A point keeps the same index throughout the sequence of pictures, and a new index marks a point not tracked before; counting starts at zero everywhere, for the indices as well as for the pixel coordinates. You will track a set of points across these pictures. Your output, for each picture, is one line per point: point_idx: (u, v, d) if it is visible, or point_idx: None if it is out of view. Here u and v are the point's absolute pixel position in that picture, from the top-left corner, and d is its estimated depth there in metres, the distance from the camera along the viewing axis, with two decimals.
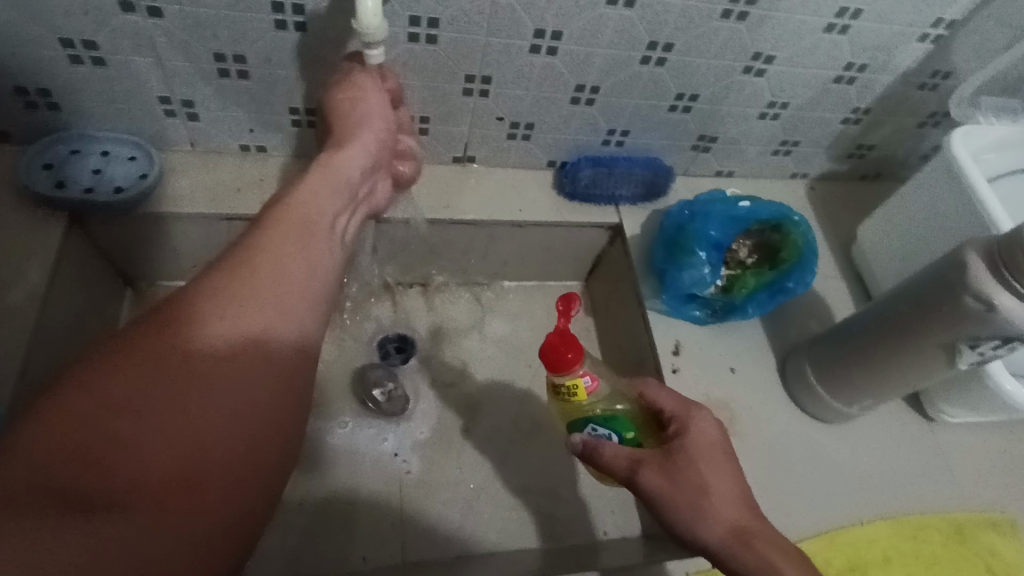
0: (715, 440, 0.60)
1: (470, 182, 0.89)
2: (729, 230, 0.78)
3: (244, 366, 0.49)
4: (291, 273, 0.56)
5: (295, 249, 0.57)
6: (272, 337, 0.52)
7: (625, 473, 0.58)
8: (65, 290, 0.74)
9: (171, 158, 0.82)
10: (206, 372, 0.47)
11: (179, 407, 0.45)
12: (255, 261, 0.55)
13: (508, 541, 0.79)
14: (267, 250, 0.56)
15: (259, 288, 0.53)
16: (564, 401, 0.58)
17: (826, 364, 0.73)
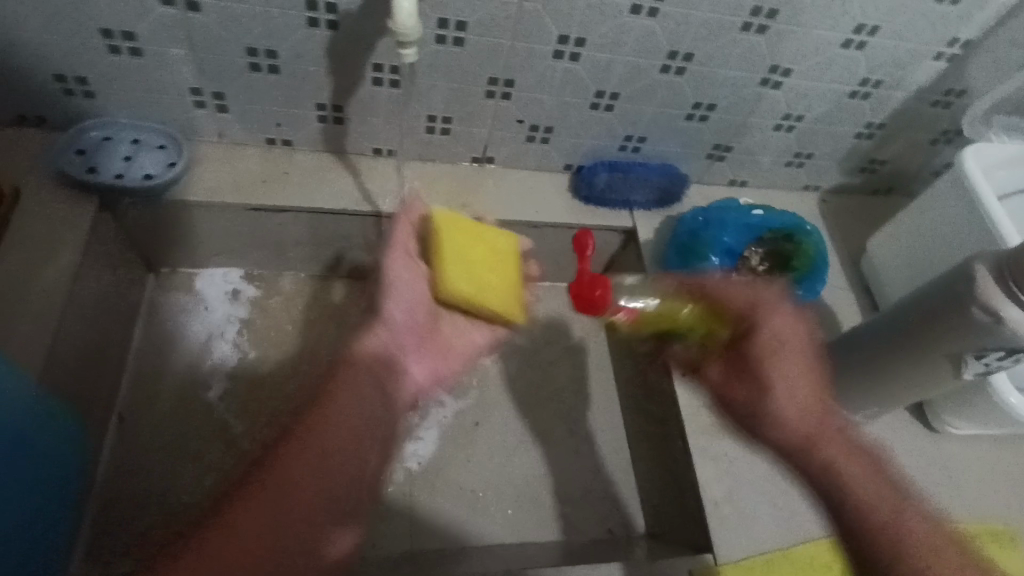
0: (789, 327, 0.60)
1: (488, 182, 0.90)
2: (743, 238, 0.80)
3: (307, 509, 0.59)
4: (343, 406, 0.65)
5: (343, 407, 0.65)
6: (336, 439, 0.63)
7: (739, 306, 0.61)
8: (94, 272, 0.76)
9: (198, 148, 0.84)
10: (297, 470, 0.60)
11: (284, 497, 0.58)
12: (313, 406, 0.65)
13: (515, 536, 0.80)
14: (323, 396, 0.66)
15: (313, 442, 0.62)
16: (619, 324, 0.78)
17: (834, 371, 0.74)
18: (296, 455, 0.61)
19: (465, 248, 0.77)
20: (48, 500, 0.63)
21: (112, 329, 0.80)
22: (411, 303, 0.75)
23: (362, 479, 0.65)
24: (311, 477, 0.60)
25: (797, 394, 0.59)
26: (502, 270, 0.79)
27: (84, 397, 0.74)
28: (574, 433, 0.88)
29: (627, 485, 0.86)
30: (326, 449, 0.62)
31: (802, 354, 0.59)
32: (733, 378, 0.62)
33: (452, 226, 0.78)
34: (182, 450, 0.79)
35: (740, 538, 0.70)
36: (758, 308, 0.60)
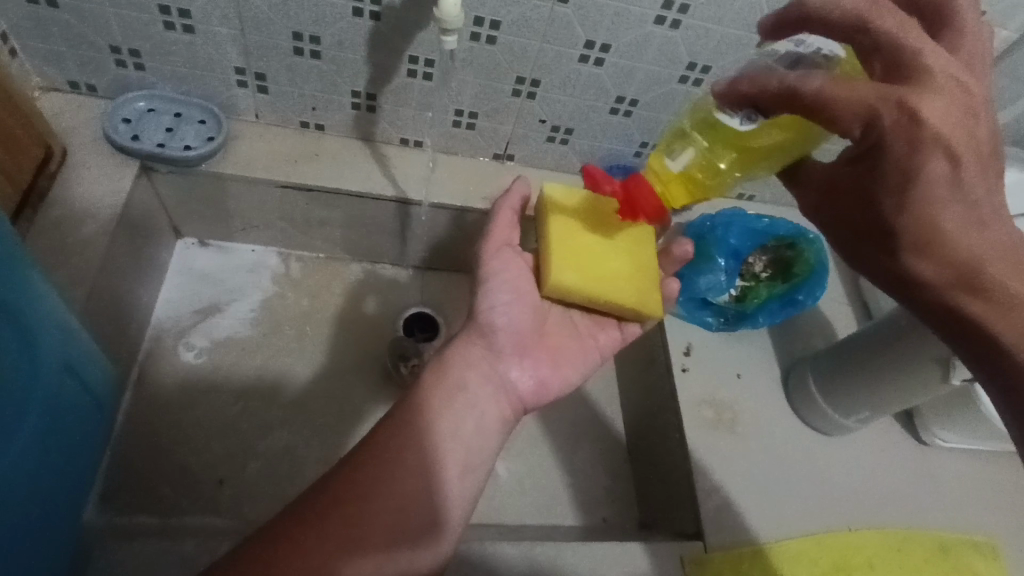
0: (947, 117, 0.41)
1: (507, 178, 0.95)
2: (747, 242, 0.84)
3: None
4: (401, 461, 0.59)
5: (405, 461, 0.59)
6: (396, 502, 0.57)
7: (858, 120, 0.42)
8: (129, 233, 0.80)
9: (235, 126, 0.88)
10: (341, 528, 0.54)
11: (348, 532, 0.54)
12: (370, 456, 0.59)
13: (511, 517, 0.82)
14: (385, 443, 0.60)
15: (363, 504, 0.56)
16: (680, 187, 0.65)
17: (828, 375, 0.77)
18: (347, 520, 0.55)
19: (578, 238, 0.70)
20: (79, 438, 0.66)
21: (140, 290, 0.83)
22: (512, 304, 0.68)
23: (431, 542, 0.58)
24: (357, 545, 0.54)
25: (976, 218, 0.42)
26: (625, 257, 0.70)
27: (111, 350, 0.78)
28: (574, 424, 0.91)
29: (622, 476, 0.88)
30: (381, 515, 0.56)
31: (959, 156, 0.41)
32: (865, 248, 0.47)
33: (563, 212, 0.70)
34: (197, 412, 0.82)
35: (729, 529, 0.72)
36: (935, 83, 0.41)
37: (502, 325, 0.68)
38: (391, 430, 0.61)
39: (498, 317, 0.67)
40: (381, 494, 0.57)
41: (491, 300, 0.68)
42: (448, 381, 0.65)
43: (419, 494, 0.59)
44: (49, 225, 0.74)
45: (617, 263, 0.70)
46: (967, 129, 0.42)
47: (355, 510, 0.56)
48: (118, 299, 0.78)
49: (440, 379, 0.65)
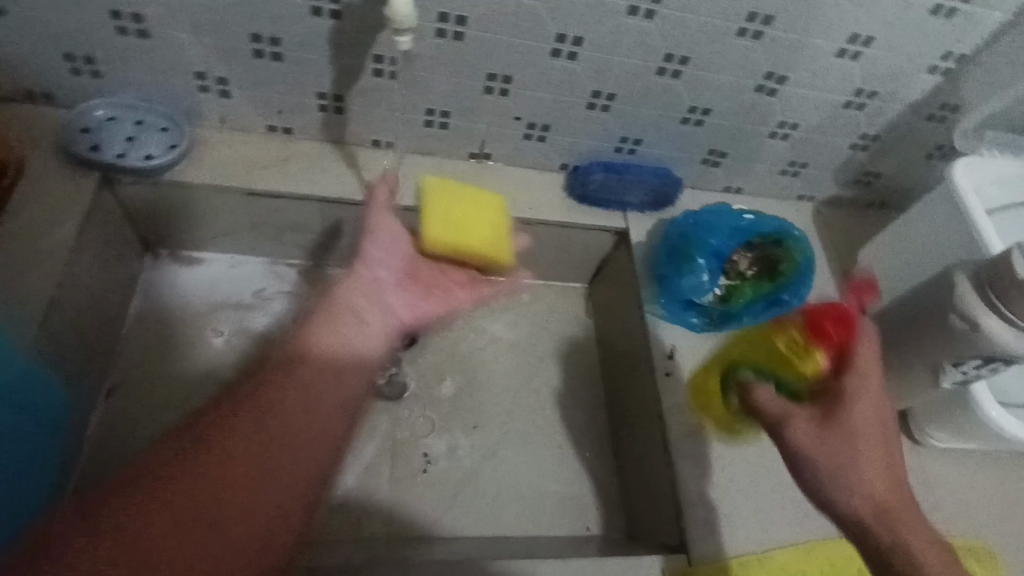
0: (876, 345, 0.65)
1: (485, 178, 0.92)
2: (730, 241, 0.82)
3: (252, 502, 0.57)
4: (295, 394, 0.63)
5: (297, 391, 0.64)
6: (288, 427, 0.61)
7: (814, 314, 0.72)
8: (92, 245, 0.77)
9: (200, 132, 0.86)
10: (238, 455, 0.58)
11: (213, 470, 0.56)
12: (265, 390, 0.63)
13: (492, 529, 0.80)
14: (278, 379, 0.64)
15: (256, 435, 0.60)
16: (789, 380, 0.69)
17: None
18: (244, 451, 0.58)
19: (450, 207, 0.82)
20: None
21: (108, 304, 0.81)
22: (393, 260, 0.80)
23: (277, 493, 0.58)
24: (260, 473, 0.58)
25: (882, 415, 0.61)
26: (494, 225, 0.84)
27: (77, 369, 0.76)
28: (554, 430, 0.89)
29: (607, 483, 0.86)
30: (276, 444, 0.60)
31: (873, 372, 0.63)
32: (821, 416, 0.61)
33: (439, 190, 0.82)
34: (167, 427, 0.80)
35: (714, 539, 0.70)
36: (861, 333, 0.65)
37: (382, 278, 0.78)
38: (284, 367, 0.65)
39: (380, 271, 0.78)
40: (275, 426, 0.61)
41: (375, 258, 0.78)
42: (336, 330, 0.70)
43: (315, 422, 0.63)
44: (4, 241, 0.72)
45: (487, 226, 0.83)
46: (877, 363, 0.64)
47: (252, 442, 0.59)
48: (83, 315, 0.76)
49: (321, 341, 0.69)
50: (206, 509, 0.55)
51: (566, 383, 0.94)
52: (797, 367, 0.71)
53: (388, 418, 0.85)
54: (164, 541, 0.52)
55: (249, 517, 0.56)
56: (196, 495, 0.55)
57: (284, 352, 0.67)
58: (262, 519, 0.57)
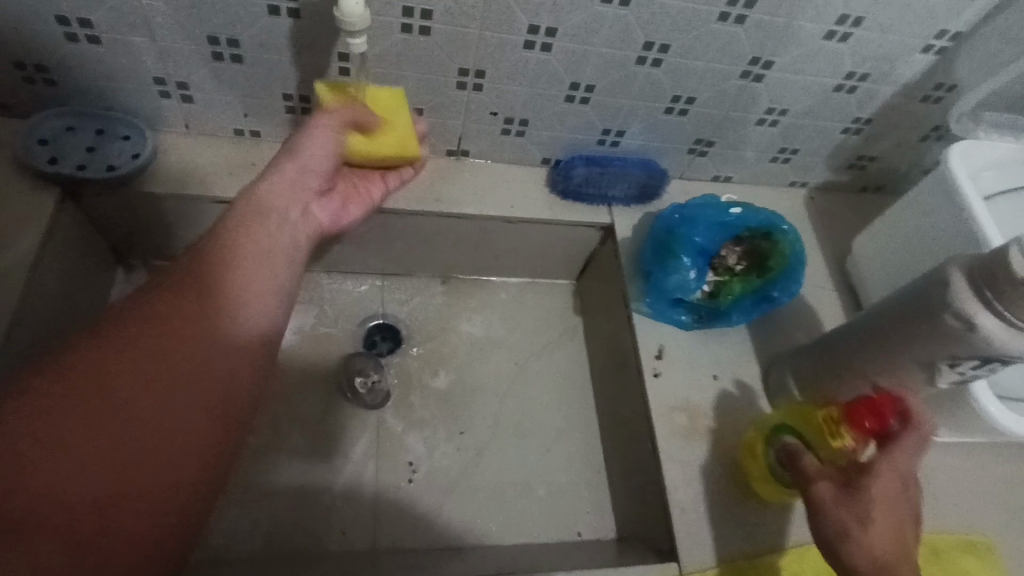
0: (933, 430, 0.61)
1: (463, 175, 0.88)
2: (716, 237, 0.78)
3: (164, 408, 0.54)
4: (219, 285, 0.61)
5: (189, 348, 0.57)
6: (208, 329, 0.58)
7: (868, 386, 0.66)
8: (56, 261, 0.75)
9: (166, 138, 0.83)
10: (132, 422, 0.52)
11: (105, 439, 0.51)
12: (186, 296, 0.59)
13: (480, 536, 0.79)
14: (195, 286, 0.60)
15: (181, 333, 0.57)
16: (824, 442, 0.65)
17: (809, 377, 0.72)
18: (162, 354, 0.56)
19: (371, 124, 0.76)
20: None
21: (77, 320, 0.79)
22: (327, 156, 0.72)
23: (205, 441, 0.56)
24: (186, 369, 0.56)
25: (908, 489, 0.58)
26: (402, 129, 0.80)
27: None
28: (542, 433, 0.87)
29: (598, 485, 0.85)
30: (194, 335, 0.58)
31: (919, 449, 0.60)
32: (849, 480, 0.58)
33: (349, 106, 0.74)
34: None
35: (705, 546, 0.68)
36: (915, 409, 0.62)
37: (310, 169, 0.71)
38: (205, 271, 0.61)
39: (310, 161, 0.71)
40: (201, 321, 0.59)
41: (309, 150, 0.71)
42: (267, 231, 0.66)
43: (232, 331, 0.60)
44: None
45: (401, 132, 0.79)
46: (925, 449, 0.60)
47: (178, 333, 0.57)
48: (50, 334, 0.74)
49: (245, 219, 0.65)
50: (115, 407, 0.52)
51: (554, 384, 0.92)
52: (831, 444, 0.65)
53: (373, 427, 0.83)
54: (78, 429, 0.50)
55: (173, 404, 0.55)
56: (107, 397, 0.53)
57: (202, 248, 0.63)
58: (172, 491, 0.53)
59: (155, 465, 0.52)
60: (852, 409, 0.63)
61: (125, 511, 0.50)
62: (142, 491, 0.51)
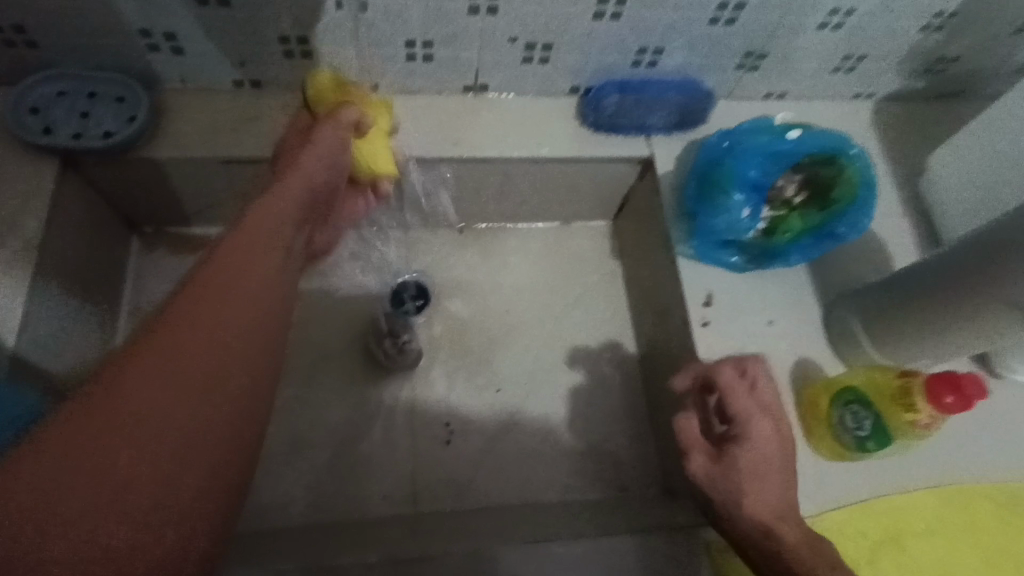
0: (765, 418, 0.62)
1: (483, 113, 0.80)
2: (771, 168, 0.69)
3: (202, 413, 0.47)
4: (242, 271, 0.54)
5: (199, 353, 0.48)
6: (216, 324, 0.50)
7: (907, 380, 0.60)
8: (65, 238, 0.72)
9: (162, 96, 0.76)
10: (157, 429, 0.45)
11: (129, 452, 0.43)
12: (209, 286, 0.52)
13: (522, 494, 0.77)
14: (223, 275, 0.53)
15: (200, 329, 0.49)
16: (893, 411, 0.60)
17: (876, 317, 0.65)
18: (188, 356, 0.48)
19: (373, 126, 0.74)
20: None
21: (97, 295, 0.77)
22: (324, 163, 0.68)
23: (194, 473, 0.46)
24: (217, 362, 0.49)
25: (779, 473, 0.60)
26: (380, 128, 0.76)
27: (73, 369, 0.72)
28: (581, 387, 0.84)
29: (642, 437, 0.81)
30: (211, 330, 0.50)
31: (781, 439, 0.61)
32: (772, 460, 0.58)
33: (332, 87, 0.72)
34: None
35: None
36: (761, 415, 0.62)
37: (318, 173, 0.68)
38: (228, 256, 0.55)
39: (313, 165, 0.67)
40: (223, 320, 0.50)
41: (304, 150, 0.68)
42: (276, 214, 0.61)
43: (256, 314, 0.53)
44: None
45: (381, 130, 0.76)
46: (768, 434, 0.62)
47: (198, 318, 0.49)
48: (72, 313, 0.73)
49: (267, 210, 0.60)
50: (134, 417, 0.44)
51: (591, 335, 0.87)
52: (901, 417, 0.59)
53: (406, 389, 0.81)
54: (105, 463, 0.42)
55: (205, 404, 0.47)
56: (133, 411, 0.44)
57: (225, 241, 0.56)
58: (190, 511, 0.45)
59: (190, 480, 0.45)
60: (928, 384, 0.56)
61: (146, 545, 0.42)
62: (179, 529, 0.44)
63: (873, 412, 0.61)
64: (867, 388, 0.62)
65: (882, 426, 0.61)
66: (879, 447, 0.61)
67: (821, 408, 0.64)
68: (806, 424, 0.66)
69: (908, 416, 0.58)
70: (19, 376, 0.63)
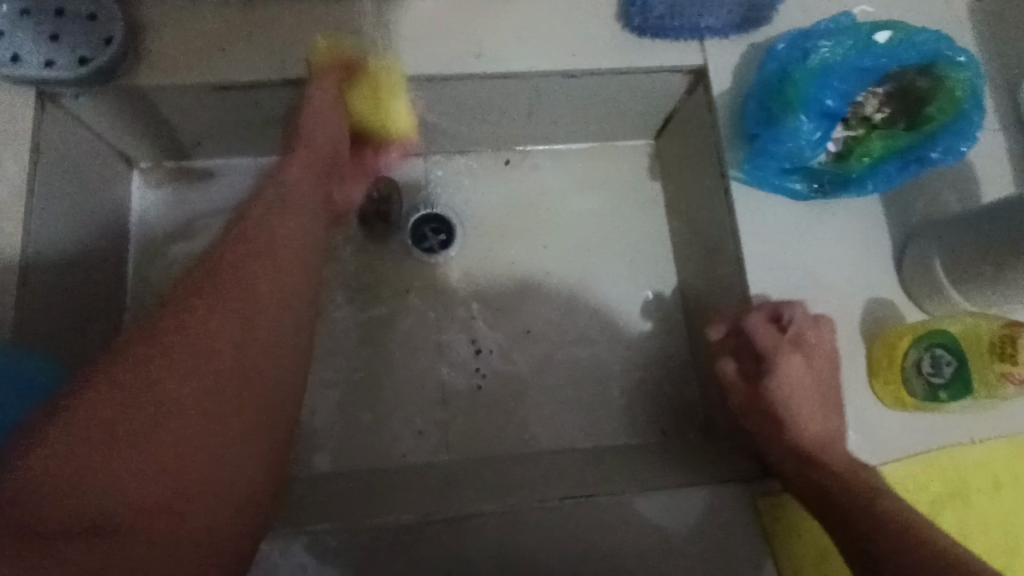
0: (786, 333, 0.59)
1: (508, 18, 0.68)
2: (854, 84, 0.60)
3: (213, 403, 0.50)
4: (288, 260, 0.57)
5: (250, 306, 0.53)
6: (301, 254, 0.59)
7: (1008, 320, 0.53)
8: (57, 181, 0.64)
9: (138, 10, 0.66)
10: (179, 406, 0.48)
11: (164, 431, 0.47)
12: (266, 282, 0.55)
13: (560, 438, 0.75)
14: (276, 267, 0.56)
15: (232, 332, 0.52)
16: (994, 361, 0.53)
17: (966, 259, 0.58)
18: (174, 370, 0.49)
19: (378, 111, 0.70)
20: None
21: (98, 239, 0.72)
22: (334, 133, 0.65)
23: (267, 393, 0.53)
24: (219, 358, 0.51)
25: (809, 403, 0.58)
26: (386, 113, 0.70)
27: (83, 322, 0.68)
28: (618, 326, 0.79)
29: (683, 378, 0.77)
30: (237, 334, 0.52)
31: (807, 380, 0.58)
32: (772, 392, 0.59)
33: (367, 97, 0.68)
34: None
35: None
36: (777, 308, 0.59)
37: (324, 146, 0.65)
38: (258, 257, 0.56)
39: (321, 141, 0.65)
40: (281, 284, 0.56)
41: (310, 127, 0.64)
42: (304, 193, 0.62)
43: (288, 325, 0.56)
44: None
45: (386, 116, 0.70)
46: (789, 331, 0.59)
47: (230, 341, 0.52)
48: (75, 263, 0.67)
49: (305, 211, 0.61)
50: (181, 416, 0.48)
51: (629, 270, 0.81)
52: (996, 366, 0.53)
53: (434, 332, 0.77)
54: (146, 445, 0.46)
55: (230, 417, 0.50)
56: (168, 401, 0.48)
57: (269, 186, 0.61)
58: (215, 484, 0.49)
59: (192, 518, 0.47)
60: None
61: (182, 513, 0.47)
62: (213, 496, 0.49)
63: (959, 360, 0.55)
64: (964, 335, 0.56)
65: (964, 374, 0.55)
66: (953, 399, 0.56)
67: (898, 349, 0.59)
68: (878, 363, 0.60)
69: (1001, 366, 0.52)
70: (27, 338, 0.59)
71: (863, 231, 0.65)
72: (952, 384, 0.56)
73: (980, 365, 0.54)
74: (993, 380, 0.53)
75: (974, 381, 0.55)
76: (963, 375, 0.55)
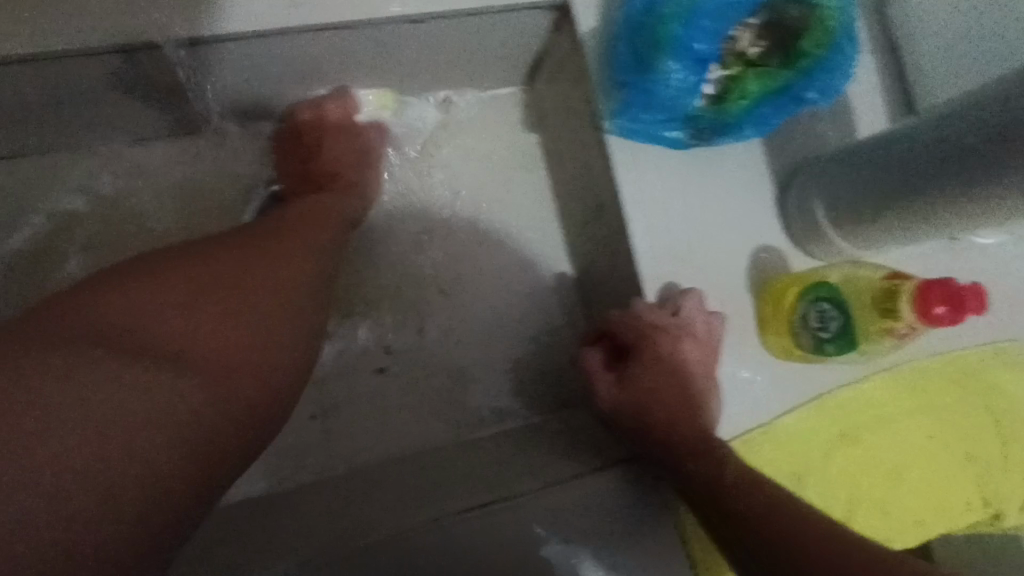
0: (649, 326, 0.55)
1: None
2: (723, 17, 0.53)
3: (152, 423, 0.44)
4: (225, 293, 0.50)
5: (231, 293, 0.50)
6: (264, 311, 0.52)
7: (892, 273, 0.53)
8: None
9: None
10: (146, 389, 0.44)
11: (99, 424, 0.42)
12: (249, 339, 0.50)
13: (458, 427, 0.70)
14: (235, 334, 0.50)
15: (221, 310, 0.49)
16: (877, 316, 0.53)
17: (845, 201, 0.55)
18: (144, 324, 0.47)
19: None
20: None
21: None
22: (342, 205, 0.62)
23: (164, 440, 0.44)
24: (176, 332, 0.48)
25: (681, 394, 0.55)
26: None
27: None
28: (507, 298, 0.73)
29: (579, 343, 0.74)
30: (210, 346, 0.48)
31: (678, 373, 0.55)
32: (636, 389, 0.56)
33: None
34: None
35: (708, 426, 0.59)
36: (638, 305, 0.56)
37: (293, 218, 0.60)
38: (133, 259, 0.51)
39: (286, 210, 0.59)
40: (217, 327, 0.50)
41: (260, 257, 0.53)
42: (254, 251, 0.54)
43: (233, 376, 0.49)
44: None
45: None
46: (650, 326, 0.55)
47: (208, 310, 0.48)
48: None
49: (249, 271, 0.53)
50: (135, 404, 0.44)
51: (513, 236, 0.74)
52: (878, 321, 0.53)
53: None
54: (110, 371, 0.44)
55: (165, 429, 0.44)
56: (108, 393, 0.43)
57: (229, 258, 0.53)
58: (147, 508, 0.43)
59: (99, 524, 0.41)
60: (923, 289, 0.49)
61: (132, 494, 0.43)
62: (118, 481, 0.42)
63: (843, 312, 0.56)
64: (846, 288, 0.56)
65: (849, 328, 0.55)
66: (838, 353, 0.56)
67: (786, 301, 0.57)
68: (765, 319, 0.58)
69: (886, 322, 0.53)
70: None
71: (744, 178, 0.61)
72: (838, 338, 0.56)
73: (863, 323, 0.55)
74: (877, 334, 0.54)
75: (857, 336, 0.55)
76: (847, 329, 0.55)
